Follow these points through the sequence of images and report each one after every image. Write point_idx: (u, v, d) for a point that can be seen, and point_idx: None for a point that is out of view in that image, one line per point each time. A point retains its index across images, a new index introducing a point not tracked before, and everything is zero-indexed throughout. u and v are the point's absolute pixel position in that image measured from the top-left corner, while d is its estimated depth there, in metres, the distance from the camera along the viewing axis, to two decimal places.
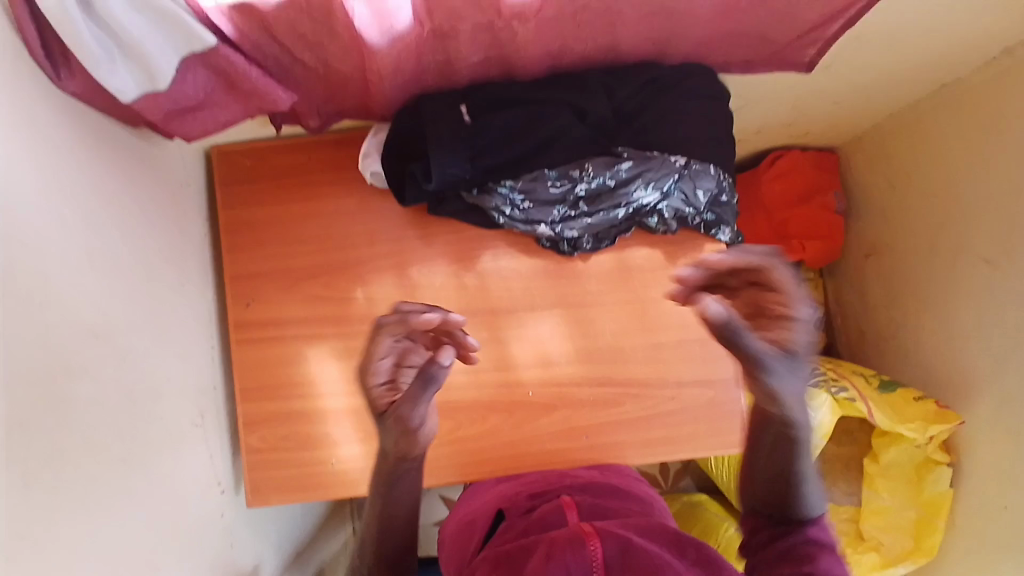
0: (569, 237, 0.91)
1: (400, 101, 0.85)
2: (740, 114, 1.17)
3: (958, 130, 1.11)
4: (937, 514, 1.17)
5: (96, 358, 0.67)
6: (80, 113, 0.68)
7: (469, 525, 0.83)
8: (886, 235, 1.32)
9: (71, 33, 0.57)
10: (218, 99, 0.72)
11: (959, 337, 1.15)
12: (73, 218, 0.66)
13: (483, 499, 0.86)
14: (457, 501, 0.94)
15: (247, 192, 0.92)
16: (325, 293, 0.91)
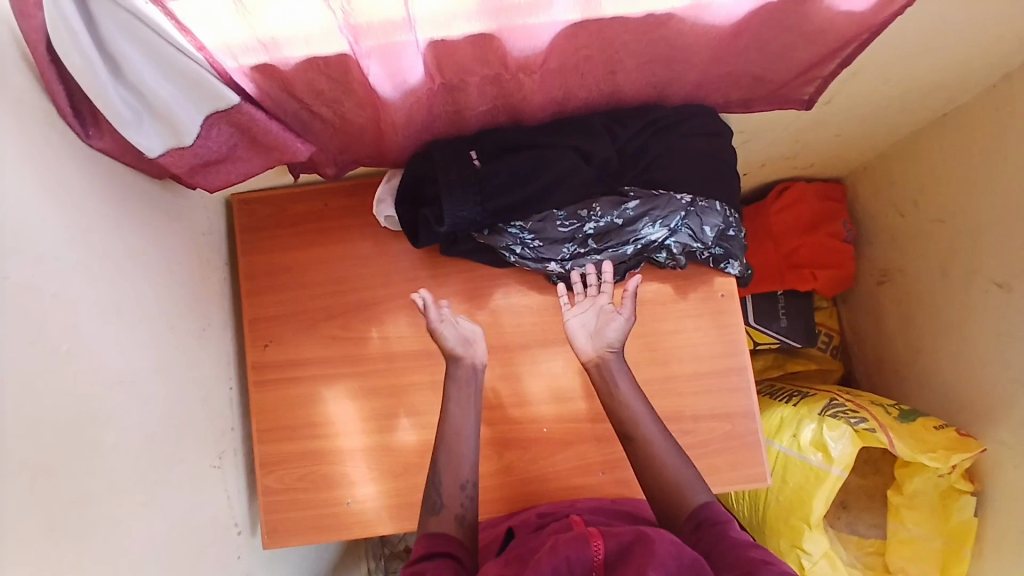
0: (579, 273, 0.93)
1: (412, 147, 0.88)
2: (744, 148, 1.20)
3: (960, 157, 1.12)
4: (964, 543, 1.14)
5: (120, 404, 0.70)
6: (109, 170, 0.72)
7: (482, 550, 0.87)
8: (898, 262, 1.32)
9: (101, 96, 0.62)
10: (240, 153, 0.76)
11: (976, 364, 1.14)
12: (101, 270, 0.69)
13: (497, 525, 0.89)
14: None
15: (267, 238, 0.95)
16: (341, 334, 0.93)
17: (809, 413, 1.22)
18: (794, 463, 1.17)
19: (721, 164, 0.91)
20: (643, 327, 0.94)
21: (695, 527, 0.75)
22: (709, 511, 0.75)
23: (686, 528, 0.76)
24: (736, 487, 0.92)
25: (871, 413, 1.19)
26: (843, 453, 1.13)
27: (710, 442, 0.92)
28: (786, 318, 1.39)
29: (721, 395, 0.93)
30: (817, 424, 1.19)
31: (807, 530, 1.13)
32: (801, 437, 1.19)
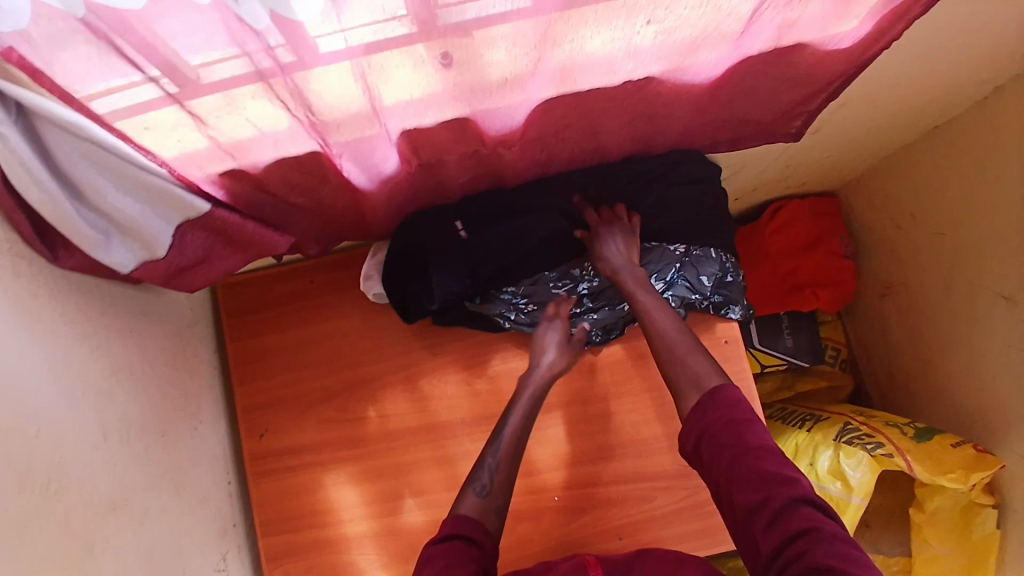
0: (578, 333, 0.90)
1: (395, 222, 0.86)
2: (733, 179, 1.18)
3: (955, 169, 1.10)
4: (988, 557, 1.11)
5: (115, 528, 0.67)
6: (82, 286, 0.70)
7: None
8: (899, 273, 1.29)
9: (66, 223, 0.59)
10: (217, 253, 0.73)
11: (988, 377, 1.11)
12: (83, 395, 0.67)
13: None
14: None
15: (253, 323, 0.93)
16: (339, 416, 0.90)
17: (824, 439, 1.19)
18: (813, 494, 1.14)
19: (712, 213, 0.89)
20: (647, 382, 0.92)
21: (702, 415, 0.71)
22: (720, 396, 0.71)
23: (693, 415, 0.72)
24: None
25: (887, 437, 1.15)
26: (861, 482, 1.10)
27: None
28: (791, 338, 1.36)
29: None
30: (833, 451, 1.16)
31: None
32: (818, 466, 1.16)
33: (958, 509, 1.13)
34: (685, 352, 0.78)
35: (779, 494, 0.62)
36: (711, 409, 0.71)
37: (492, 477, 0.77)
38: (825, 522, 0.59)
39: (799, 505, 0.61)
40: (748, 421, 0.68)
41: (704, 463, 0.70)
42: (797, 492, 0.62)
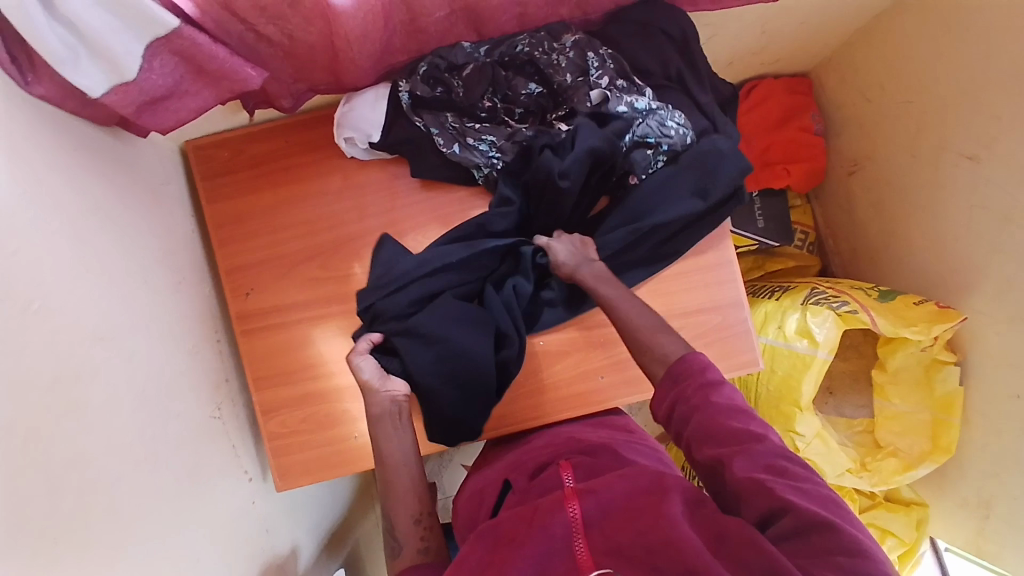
0: None
1: (370, 70, 0.84)
2: (710, 47, 1.17)
3: (923, 32, 1.10)
4: (951, 411, 1.18)
5: (105, 359, 0.67)
6: (56, 119, 0.68)
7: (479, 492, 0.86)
8: (867, 148, 1.32)
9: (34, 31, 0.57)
10: (187, 85, 0.72)
11: (949, 236, 1.16)
12: (62, 228, 0.65)
13: (496, 470, 0.87)
14: (468, 476, 0.95)
15: (228, 184, 0.91)
16: (324, 274, 0.91)
17: (792, 304, 1.25)
18: (781, 354, 1.21)
19: (692, 60, 0.91)
20: None
21: (675, 385, 0.69)
22: (690, 364, 0.69)
23: (664, 385, 0.70)
24: (730, 375, 0.94)
25: (852, 297, 1.22)
26: (827, 337, 1.17)
27: (701, 335, 0.94)
28: (763, 219, 1.39)
29: (709, 288, 0.94)
30: (801, 313, 1.21)
31: (799, 414, 1.18)
32: (787, 327, 1.22)
33: (921, 367, 1.20)
34: (646, 328, 0.78)
35: (754, 448, 0.62)
36: (680, 378, 0.69)
37: (395, 534, 0.76)
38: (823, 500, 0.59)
39: (763, 476, 0.60)
40: (716, 380, 0.68)
41: (678, 430, 0.68)
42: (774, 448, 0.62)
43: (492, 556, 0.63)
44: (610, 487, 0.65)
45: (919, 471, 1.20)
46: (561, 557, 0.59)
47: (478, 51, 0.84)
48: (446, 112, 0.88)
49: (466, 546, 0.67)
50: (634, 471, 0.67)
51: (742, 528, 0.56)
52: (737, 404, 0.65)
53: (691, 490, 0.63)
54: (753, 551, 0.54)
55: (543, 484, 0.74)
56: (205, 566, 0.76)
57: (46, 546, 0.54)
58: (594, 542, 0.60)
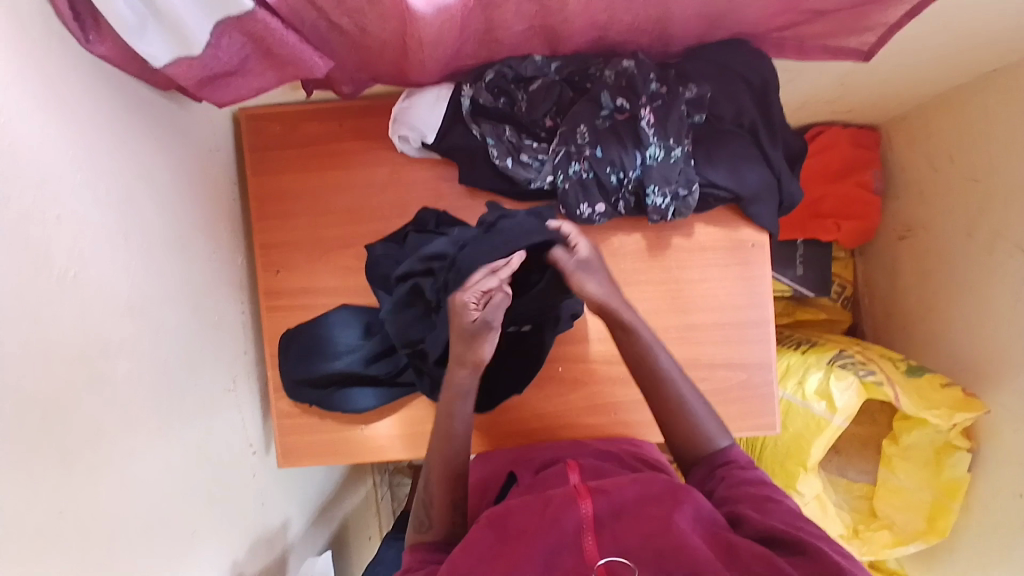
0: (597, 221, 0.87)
1: (436, 70, 0.81)
2: (786, 88, 1.12)
3: (999, 111, 1.05)
4: (954, 497, 1.16)
5: (133, 329, 0.67)
6: (113, 78, 0.66)
7: (481, 487, 0.89)
8: (923, 216, 1.27)
9: None
10: (253, 65, 0.69)
11: (988, 324, 1.11)
12: (109, 197, 0.64)
13: (498, 468, 0.89)
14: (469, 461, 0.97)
15: (275, 159, 0.90)
16: (357, 266, 0.91)
17: (817, 362, 1.23)
18: (795, 411, 1.19)
19: (768, 113, 0.86)
20: (666, 274, 0.92)
21: (709, 468, 0.76)
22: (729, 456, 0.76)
23: (698, 472, 0.77)
24: (745, 434, 0.94)
25: (880, 366, 1.19)
26: (846, 404, 1.15)
27: (723, 390, 0.93)
28: (803, 267, 1.36)
29: (740, 345, 0.92)
30: (824, 373, 1.20)
31: (803, 474, 1.17)
32: (806, 385, 1.20)
33: (933, 447, 1.18)
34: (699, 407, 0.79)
35: (771, 507, 0.67)
36: (714, 461, 0.76)
37: (429, 510, 0.76)
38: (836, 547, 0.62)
39: (781, 524, 0.64)
40: (748, 465, 0.75)
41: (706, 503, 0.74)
42: (790, 509, 0.67)
43: (501, 545, 0.64)
44: (622, 487, 0.66)
45: (907, 548, 1.20)
46: (569, 551, 0.60)
47: (550, 67, 0.82)
48: (504, 124, 0.85)
49: (473, 528, 0.67)
50: (644, 476, 0.68)
51: (755, 547, 0.58)
52: (760, 481, 0.72)
53: (709, 511, 0.65)
54: (764, 565, 0.56)
55: (550, 480, 0.76)
56: (201, 538, 0.77)
57: (52, 520, 0.54)
58: (604, 540, 0.61)
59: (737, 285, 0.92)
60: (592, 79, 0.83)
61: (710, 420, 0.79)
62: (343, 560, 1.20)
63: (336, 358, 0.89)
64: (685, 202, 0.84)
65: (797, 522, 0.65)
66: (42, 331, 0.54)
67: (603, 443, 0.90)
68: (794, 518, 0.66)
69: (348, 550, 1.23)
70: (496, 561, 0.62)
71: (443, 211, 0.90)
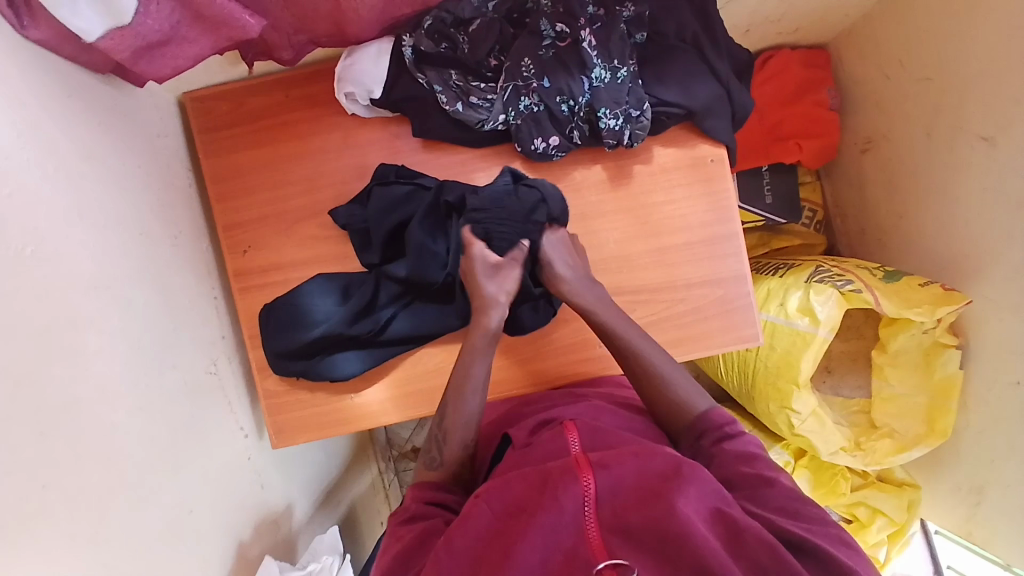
0: (555, 152, 0.87)
1: (374, 22, 0.81)
2: (728, 13, 1.13)
3: (952, 13, 1.04)
4: (949, 395, 1.16)
5: (99, 309, 0.66)
6: (51, 64, 0.65)
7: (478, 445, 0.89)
8: (882, 127, 1.27)
9: None
10: (185, 31, 0.69)
11: (959, 219, 1.12)
12: (59, 174, 0.64)
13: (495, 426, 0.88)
14: None
15: (226, 139, 0.90)
16: (324, 233, 0.91)
17: (796, 282, 1.24)
18: (781, 330, 1.20)
19: (709, 24, 0.87)
20: (632, 201, 0.92)
21: (697, 438, 0.76)
22: (710, 422, 0.76)
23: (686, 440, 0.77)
24: (730, 349, 0.94)
25: (857, 275, 1.21)
26: (829, 316, 1.17)
27: (703, 308, 0.93)
28: (771, 196, 1.37)
29: (713, 261, 0.93)
30: (803, 291, 1.21)
31: (796, 392, 1.19)
32: (788, 305, 1.21)
33: (922, 350, 1.18)
34: (649, 348, 0.83)
35: (767, 489, 0.66)
36: (701, 430, 0.76)
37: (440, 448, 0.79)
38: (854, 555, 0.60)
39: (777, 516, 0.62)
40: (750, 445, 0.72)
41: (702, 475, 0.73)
42: (781, 487, 0.66)
43: (500, 524, 0.61)
44: (624, 462, 0.63)
45: (912, 453, 1.20)
46: (571, 531, 0.57)
47: (487, 5, 0.81)
48: (450, 69, 0.85)
49: (470, 505, 0.65)
50: (647, 449, 0.65)
51: (762, 535, 0.56)
52: (750, 453, 0.71)
53: (713, 485, 0.62)
54: (771, 555, 0.55)
55: (545, 446, 0.73)
56: (199, 517, 0.77)
57: (37, 494, 0.54)
58: (604, 518, 0.58)
59: (704, 203, 0.93)
60: (530, 13, 0.84)
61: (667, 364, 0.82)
62: (355, 542, 1.20)
63: (316, 326, 0.87)
64: (640, 122, 0.85)
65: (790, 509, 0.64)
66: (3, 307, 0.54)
67: (597, 390, 0.90)
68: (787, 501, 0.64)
69: (360, 533, 1.22)
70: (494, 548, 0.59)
71: (403, 166, 0.91)
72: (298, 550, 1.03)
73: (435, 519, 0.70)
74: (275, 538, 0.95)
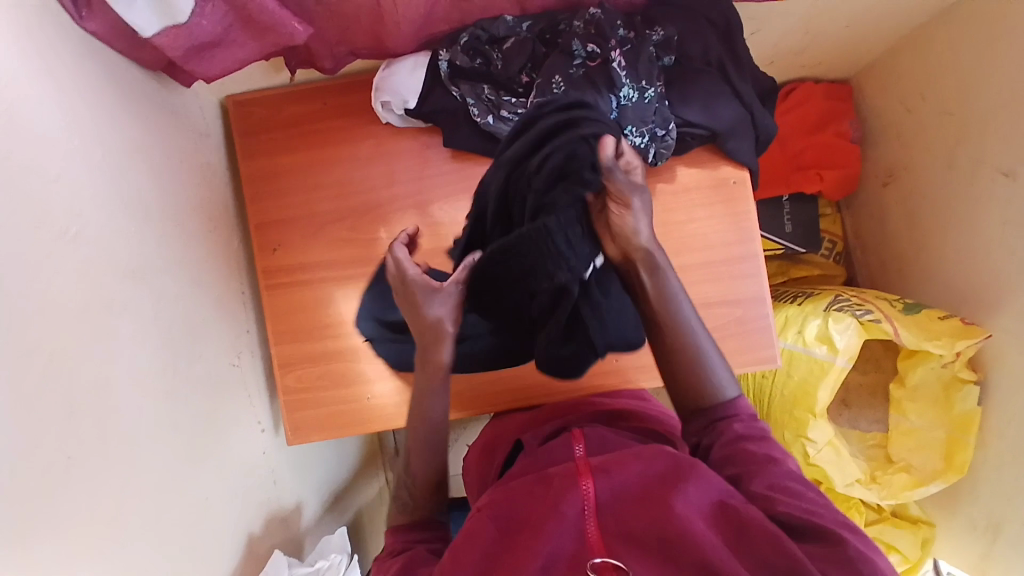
0: None
1: (412, 35, 0.85)
2: (753, 42, 1.16)
3: (970, 48, 1.07)
4: (968, 432, 1.14)
5: (133, 292, 0.69)
6: (106, 59, 0.69)
7: (491, 450, 0.90)
8: (902, 160, 1.29)
9: None
10: (235, 35, 0.73)
11: (980, 253, 1.12)
12: (105, 162, 0.67)
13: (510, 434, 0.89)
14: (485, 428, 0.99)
15: (265, 141, 0.93)
16: (351, 236, 0.93)
17: (814, 309, 1.24)
18: (799, 357, 1.20)
19: (733, 49, 0.89)
20: (654, 218, 0.94)
21: (710, 420, 0.72)
22: (732, 409, 0.72)
23: (695, 420, 0.74)
24: (747, 369, 0.94)
25: (877, 306, 1.21)
26: (847, 345, 1.16)
27: (722, 327, 0.94)
28: (791, 225, 1.37)
29: (732, 282, 0.94)
30: (822, 319, 1.21)
31: (812, 420, 1.18)
32: (806, 332, 1.21)
33: (941, 384, 1.16)
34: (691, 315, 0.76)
35: (769, 471, 0.64)
36: (716, 413, 0.72)
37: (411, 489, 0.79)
38: (866, 540, 0.58)
39: (787, 498, 0.60)
40: (762, 434, 0.69)
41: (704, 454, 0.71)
42: (783, 470, 0.64)
43: (506, 532, 0.62)
44: (625, 465, 0.62)
45: (928, 489, 1.17)
46: (573, 538, 0.57)
47: (521, 26, 0.85)
48: (482, 83, 0.88)
49: (474, 518, 0.65)
50: (648, 451, 0.64)
51: (766, 527, 0.56)
52: (755, 433, 0.69)
53: (716, 480, 0.61)
54: (776, 551, 0.54)
55: (553, 453, 0.73)
56: (212, 506, 0.78)
57: (62, 464, 0.56)
58: (606, 525, 0.58)
59: (725, 224, 0.94)
60: (562, 33, 0.86)
61: (705, 338, 0.75)
62: (362, 549, 1.20)
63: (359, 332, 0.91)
64: (664, 142, 0.88)
65: (789, 488, 0.62)
66: (44, 282, 0.56)
67: (611, 401, 0.91)
68: (787, 481, 0.63)
69: (367, 540, 1.22)
70: (499, 556, 0.60)
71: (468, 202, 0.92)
72: (306, 551, 1.03)
73: (412, 552, 0.70)
74: (284, 537, 0.96)
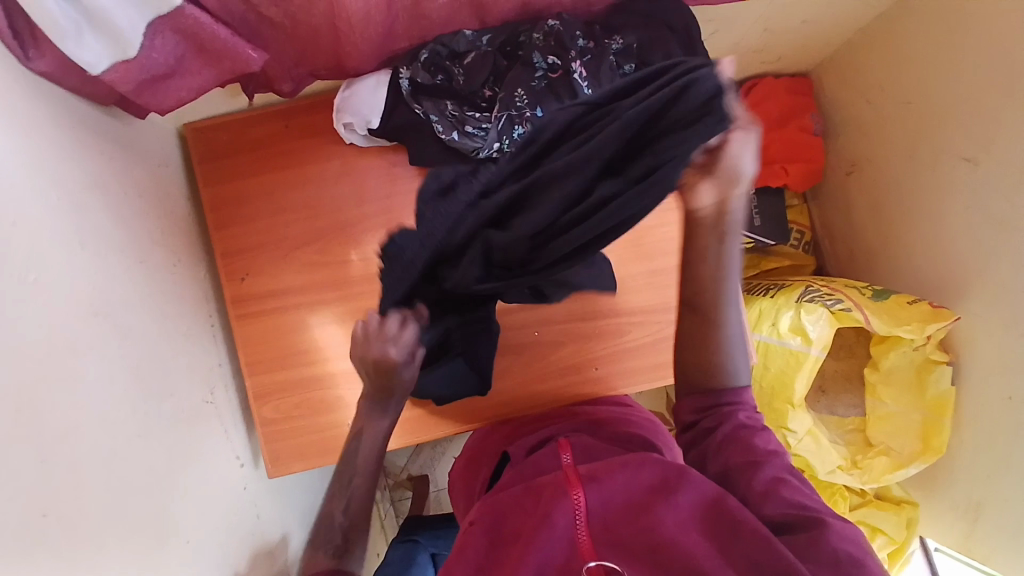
0: None
1: (372, 54, 0.84)
2: (713, 42, 1.17)
3: (927, 38, 1.09)
4: (943, 413, 1.17)
5: (98, 334, 0.66)
6: (55, 94, 0.67)
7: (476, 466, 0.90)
8: (866, 150, 1.31)
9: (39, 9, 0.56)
10: (189, 64, 0.71)
11: (946, 238, 1.14)
12: (61, 202, 0.65)
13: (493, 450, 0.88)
14: (466, 443, 0.99)
15: (225, 168, 0.91)
16: (322, 260, 0.92)
17: (787, 301, 1.25)
18: (775, 350, 1.21)
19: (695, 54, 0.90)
20: None
21: (712, 407, 0.71)
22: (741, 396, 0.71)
23: (694, 399, 0.73)
24: None
25: (847, 294, 1.23)
26: (820, 335, 1.18)
27: None
28: (760, 218, 1.40)
29: None
30: (795, 311, 1.23)
31: (791, 411, 1.20)
32: (780, 325, 1.23)
33: (914, 367, 1.19)
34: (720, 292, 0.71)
35: (768, 463, 0.64)
36: (720, 398, 0.71)
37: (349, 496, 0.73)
38: (854, 531, 0.60)
39: (781, 494, 0.61)
40: (760, 424, 0.69)
41: (698, 439, 0.71)
42: (780, 463, 0.65)
43: (496, 546, 0.61)
44: (613, 474, 0.63)
45: (908, 471, 1.20)
46: (564, 547, 0.57)
47: (481, 39, 0.85)
48: (446, 99, 0.87)
49: (464, 533, 0.64)
50: (637, 459, 0.64)
51: (757, 526, 0.56)
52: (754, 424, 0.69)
53: (706, 486, 0.61)
54: (765, 550, 0.54)
55: (540, 462, 0.73)
56: (194, 549, 0.76)
57: (36, 521, 0.53)
58: (597, 533, 0.58)
59: None
60: (523, 45, 0.86)
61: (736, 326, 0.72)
62: None
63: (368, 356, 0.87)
64: None
65: (789, 481, 0.63)
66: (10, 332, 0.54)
67: (593, 409, 0.91)
68: (786, 474, 0.64)
69: None
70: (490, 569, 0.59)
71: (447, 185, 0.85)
72: None
73: None
74: (272, 570, 0.94)
